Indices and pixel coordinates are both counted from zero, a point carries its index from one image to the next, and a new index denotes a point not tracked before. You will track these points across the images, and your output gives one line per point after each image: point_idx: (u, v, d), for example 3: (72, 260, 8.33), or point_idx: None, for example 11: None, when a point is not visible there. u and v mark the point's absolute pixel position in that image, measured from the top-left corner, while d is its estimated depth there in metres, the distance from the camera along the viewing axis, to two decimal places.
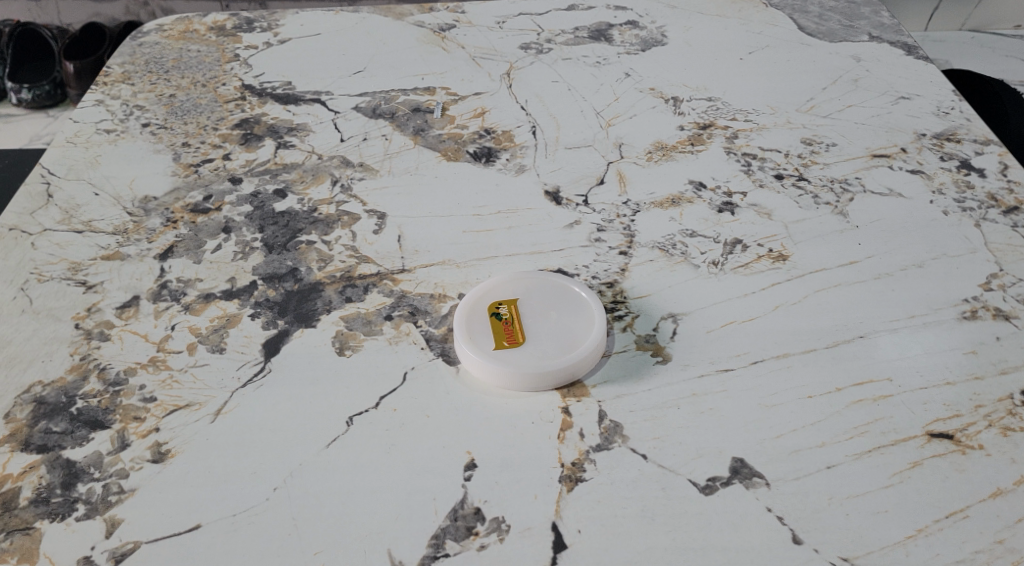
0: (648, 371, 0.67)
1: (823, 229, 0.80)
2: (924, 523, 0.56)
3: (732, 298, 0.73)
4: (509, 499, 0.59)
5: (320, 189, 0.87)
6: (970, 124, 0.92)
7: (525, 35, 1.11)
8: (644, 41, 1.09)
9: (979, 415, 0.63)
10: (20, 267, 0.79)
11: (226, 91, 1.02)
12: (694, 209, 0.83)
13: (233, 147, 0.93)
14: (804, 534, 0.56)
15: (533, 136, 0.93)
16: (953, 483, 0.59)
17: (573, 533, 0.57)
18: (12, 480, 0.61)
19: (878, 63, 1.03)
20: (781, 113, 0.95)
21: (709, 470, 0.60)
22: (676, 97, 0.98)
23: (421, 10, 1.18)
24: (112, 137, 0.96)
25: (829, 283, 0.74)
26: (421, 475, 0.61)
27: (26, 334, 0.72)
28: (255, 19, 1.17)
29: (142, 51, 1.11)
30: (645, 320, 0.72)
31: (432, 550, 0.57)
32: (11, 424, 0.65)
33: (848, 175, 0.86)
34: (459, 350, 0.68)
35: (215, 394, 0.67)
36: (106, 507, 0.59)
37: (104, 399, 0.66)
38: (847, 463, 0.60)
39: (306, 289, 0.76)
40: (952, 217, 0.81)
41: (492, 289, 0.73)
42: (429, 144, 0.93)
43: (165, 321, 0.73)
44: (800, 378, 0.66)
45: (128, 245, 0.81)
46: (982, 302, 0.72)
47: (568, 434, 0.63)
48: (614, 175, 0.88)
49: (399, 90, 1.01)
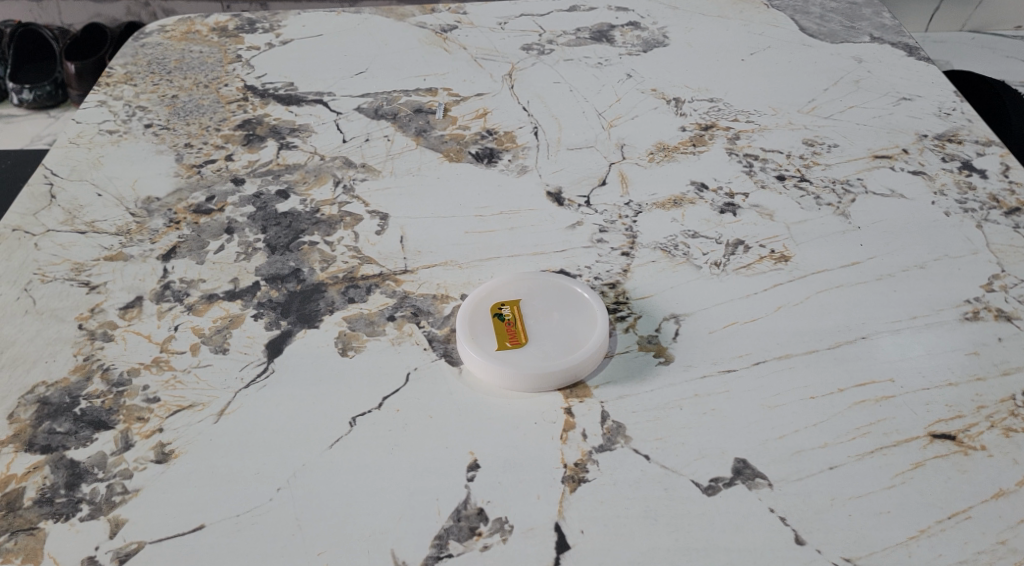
0: (651, 371, 0.68)
1: (825, 230, 0.80)
2: (926, 524, 0.57)
3: (734, 299, 0.73)
4: (512, 499, 0.59)
5: (323, 189, 0.87)
6: (971, 124, 0.92)
7: (527, 36, 1.11)
8: (646, 42, 1.09)
9: (981, 416, 0.63)
10: (23, 267, 0.79)
11: (229, 92, 1.03)
12: (696, 210, 0.83)
13: (236, 148, 0.93)
14: (807, 534, 0.56)
15: (536, 136, 0.93)
16: (955, 484, 0.59)
17: (576, 533, 0.57)
18: (16, 480, 0.61)
19: (880, 63, 1.03)
20: (783, 113, 0.95)
21: (712, 471, 0.60)
22: (679, 97, 0.98)
23: (423, 11, 1.18)
24: (115, 137, 0.96)
25: (831, 284, 0.74)
26: (424, 476, 0.61)
27: (30, 334, 0.72)
28: (257, 19, 1.17)
29: (145, 52, 1.11)
30: (647, 320, 0.72)
31: (435, 550, 0.57)
32: (15, 424, 0.65)
33: (850, 175, 0.86)
34: (463, 350, 0.68)
35: (218, 394, 0.67)
36: (110, 507, 0.60)
37: (108, 399, 0.67)
38: (849, 463, 0.60)
39: (309, 289, 0.76)
40: (954, 217, 0.81)
41: (495, 290, 0.73)
42: (431, 145, 0.93)
43: (168, 321, 0.73)
44: (802, 378, 0.66)
45: (131, 245, 0.81)
46: (984, 303, 0.72)
47: (571, 434, 0.63)
48: (616, 176, 0.88)
49: (402, 90, 1.01)
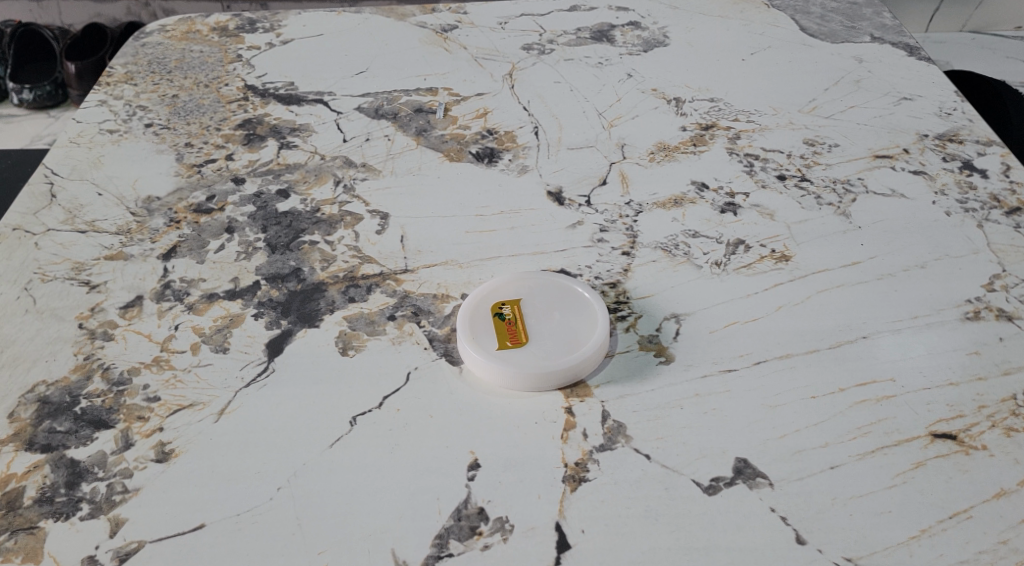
0: (651, 371, 0.67)
1: (825, 230, 0.80)
2: (928, 523, 0.56)
3: (735, 299, 0.73)
4: (513, 499, 0.59)
5: (323, 189, 0.87)
6: (972, 124, 0.92)
7: (528, 36, 1.11)
8: (646, 42, 1.09)
9: (982, 416, 0.63)
10: (23, 267, 0.79)
11: (229, 92, 1.02)
12: (697, 210, 0.83)
13: (236, 148, 0.93)
14: (808, 534, 0.56)
15: (536, 136, 0.93)
16: (956, 483, 0.59)
17: (576, 533, 0.57)
18: (16, 480, 0.61)
19: (880, 63, 1.03)
20: (784, 113, 0.95)
21: (713, 471, 0.60)
22: (679, 97, 0.98)
23: (423, 10, 1.18)
24: (115, 137, 0.96)
25: (832, 284, 0.74)
26: (424, 475, 0.61)
27: (30, 334, 0.72)
28: (257, 19, 1.17)
29: (145, 52, 1.11)
30: (648, 320, 0.72)
31: (436, 550, 0.57)
32: (15, 423, 0.65)
33: (851, 175, 0.86)
34: (463, 350, 0.68)
35: (218, 394, 0.67)
36: (110, 507, 0.59)
37: (108, 399, 0.67)
38: (851, 463, 0.60)
39: (309, 289, 0.76)
40: (955, 217, 0.81)
41: (495, 289, 0.73)
42: (431, 145, 0.93)
43: (168, 321, 0.73)
44: (803, 378, 0.66)
45: (131, 245, 0.81)
46: (984, 303, 0.72)
47: (572, 434, 0.63)
48: (616, 175, 0.88)
49: (402, 90, 1.01)
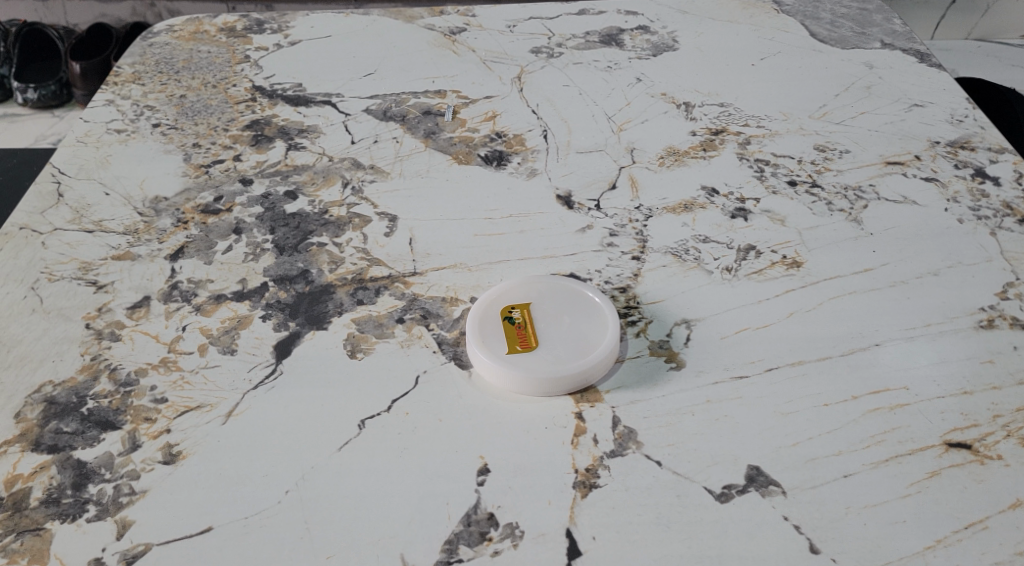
0: (662, 377, 0.67)
1: (836, 236, 0.79)
2: (943, 534, 0.56)
3: (746, 304, 0.73)
4: (523, 504, 0.59)
5: (331, 190, 0.87)
6: (983, 132, 0.92)
7: (536, 39, 1.11)
8: (655, 46, 1.08)
9: (997, 425, 0.62)
10: (31, 266, 0.79)
11: (237, 92, 1.02)
12: (706, 215, 0.83)
13: (244, 148, 0.93)
14: (822, 543, 0.56)
15: (545, 139, 0.93)
16: (972, 493, 0.58)
17: (587, 539, 0.57)
18: (23, 480, 0.61)
19: (890, 70, 1.03)
20: (793, 118, 0.95)
21: (725, 478, 0.60)
22: (688, 102, 0.98)
23: (432, 12, 1.17)
24: (123, 136, 0.95)
25: (843, 290, 0.74)
26: (433, 480, 0.60)
27: (37, 333, 0.72)
28: (265, 20, 1.17)
29: (152, 52, 1.10)
30: (658, 325, 0.71)
31: (445, 555, 0.56)
32: (22, 423, 0.65)
33: (862, 182, 0.86)
34: (473, 355, 0.68)
35: (227, 396, 0.66)
36: (117, 508, 0.59)
37: (116, 399, 0.66)
38: (864, 471, 0.60)
39: (318, 290, 0.76)
40: (967, 225, 0.80)
41: (504, 293, 0.72)
42: (440, 147, 0.92)
43: (176, 322, 0.72)
44: (816, 386, 0.66)
45: (139, 245, 0.81)
46: (998, 311, 0.72)
47: (582, 439, 0.63)
48: (626, 179, 0.87)
49: (410, 92, 1.01)
